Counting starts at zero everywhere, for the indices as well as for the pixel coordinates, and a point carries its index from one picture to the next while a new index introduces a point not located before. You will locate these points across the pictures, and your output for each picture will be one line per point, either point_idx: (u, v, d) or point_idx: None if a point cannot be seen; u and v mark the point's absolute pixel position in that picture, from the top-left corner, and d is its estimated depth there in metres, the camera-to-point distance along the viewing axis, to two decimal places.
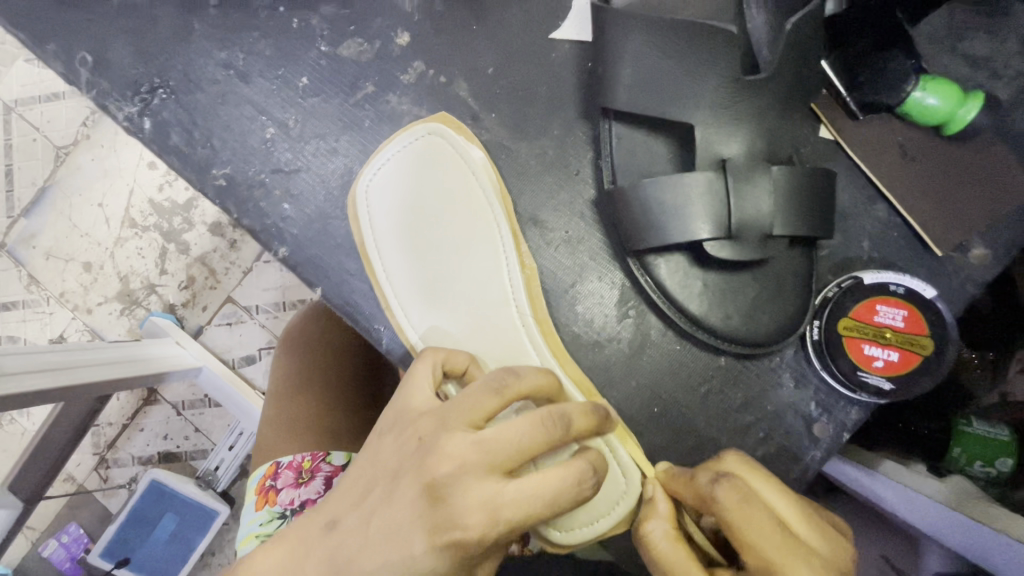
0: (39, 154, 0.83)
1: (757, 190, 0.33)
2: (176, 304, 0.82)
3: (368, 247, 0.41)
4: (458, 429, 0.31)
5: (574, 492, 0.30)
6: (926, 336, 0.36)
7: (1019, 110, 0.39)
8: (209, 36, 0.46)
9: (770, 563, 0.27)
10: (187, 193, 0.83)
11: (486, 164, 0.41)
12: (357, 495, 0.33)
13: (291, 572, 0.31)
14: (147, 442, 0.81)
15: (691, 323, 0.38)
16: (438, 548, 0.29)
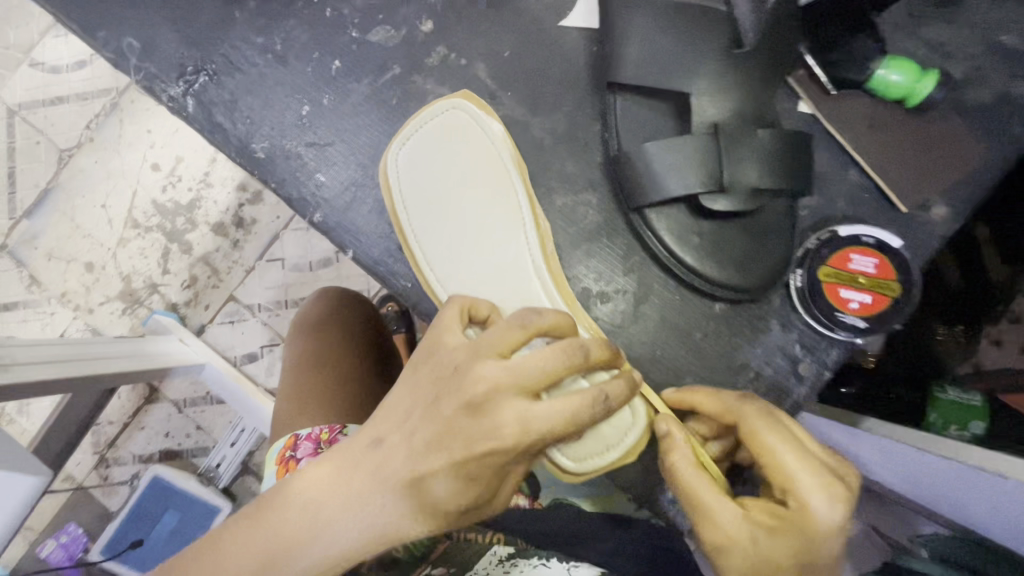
0: (41, 155, 0.96)
1: (743, 150, 0.39)
2: (178, 304, 0.92)
3: (398, 210, 0.45)
4: (487, 358, 0.34)
5: (591, 411, 0.33)
6: (894, 280, 0.42)
7: (970, 86, 0.44)
8: (249, 24, 0.50)
9: (798, 484, 0.33)
10: (185, 196, 0.96)
11: (504, 135, 0.45)
12: (397, 417, 0.36)
13: (343, 481, 0.35)
14: (147, 442, 0.89)
15: (690, 273, 0.42)
16: (477, 457, 0.33)
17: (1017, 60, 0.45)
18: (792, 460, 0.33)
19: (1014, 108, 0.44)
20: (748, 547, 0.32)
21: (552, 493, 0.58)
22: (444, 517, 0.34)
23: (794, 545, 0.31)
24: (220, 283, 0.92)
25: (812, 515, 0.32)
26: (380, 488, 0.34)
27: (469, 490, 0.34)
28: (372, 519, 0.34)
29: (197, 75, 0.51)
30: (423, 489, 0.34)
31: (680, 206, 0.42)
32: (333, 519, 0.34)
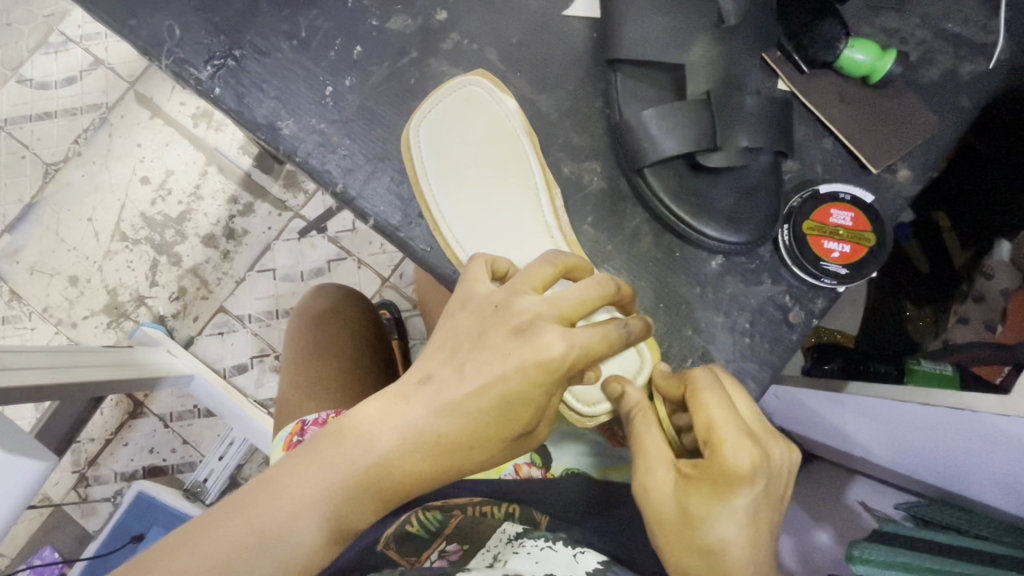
0: (30, 171, 1.07)
1: (734, 116, 0.44)
2: (168, 315, 1.04)
3: (420, 176, 0.49)
4: (526, 292, 0.37)
5: (615, 342, 0.37)
6: (869, 231, 0.48)
7: (921, 66, 0.51)
8: (275, 13, 0.54)
9: (716, 442, 0.37)
10: (176, 211, 1.07)
11: (518, 110, 0.50)
12: (442, 355, 0.37)
13: (381, 420, 0.35)
14: (131, 456, 0.97)
15: (688, 227, 0.47)
16: (527, 376, 0.35)
17: (961, 45, 0.51)
18: (719, 418, 0.38)
19: (960, 85, 0.51)
20: (669, 492, 0.38)
21: (563, 464, 0.62)
22: (497, 443, 0.36)
23: (704, 492, 0.36)
24: (211, 296, 1.06)
25: (724, 467, 0.36)
26: (425, 420, 0.35)
27: (521, 415, 0.36)
28: (412, 454, 0.35)
29: (224, 59, 0.54)
30: (471, 418, 0.35)
31: (677, 167, 0.46)
32: (380, 455, 0.35)
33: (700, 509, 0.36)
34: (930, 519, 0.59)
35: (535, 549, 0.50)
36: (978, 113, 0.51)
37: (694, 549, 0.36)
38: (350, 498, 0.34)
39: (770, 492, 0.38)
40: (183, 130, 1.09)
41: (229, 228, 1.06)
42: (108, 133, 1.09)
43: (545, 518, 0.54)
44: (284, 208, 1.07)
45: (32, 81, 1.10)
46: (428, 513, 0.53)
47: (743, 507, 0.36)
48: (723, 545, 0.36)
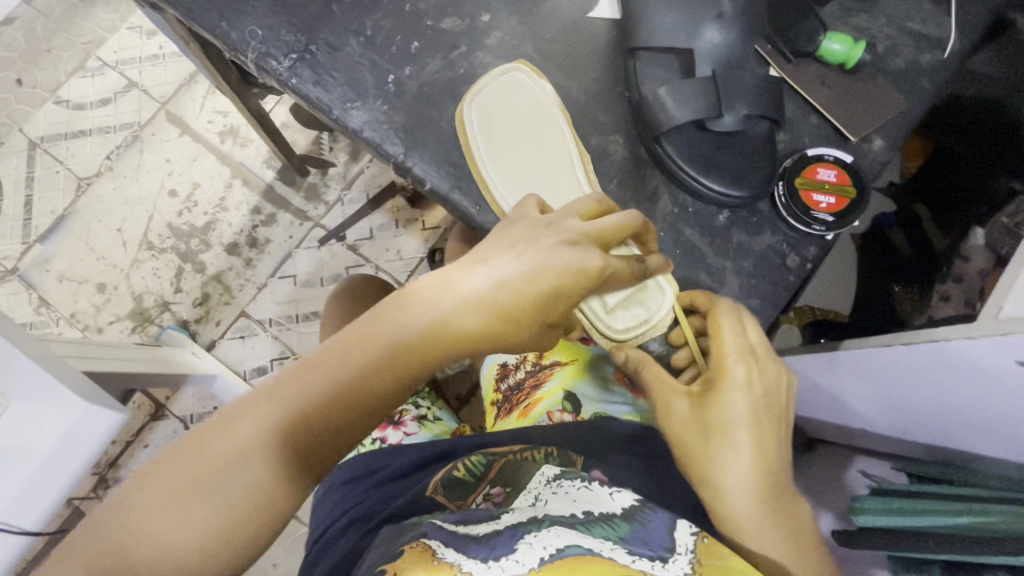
0: (66, 184, 1.42)
1: (735, 90, 0.54)
2: (192, 319, 1.35)
3: (473, 145, 0.59)
4: (573, 217, 0.50)
5: (632, 267, 0.51)
6: (850, 186, 0.57)
7: (887, 55, 0.61)
8: (346, 15, 0.64)
9: (721, 364, 0.50)
10: (200, 224, 1.40)
11: (552, 91, 0.61)
12: (501, 247, 0.49)
13: (451, 289, 0.48)
14: (152, 456, 1.28)
15: (698, 182, 0.56)
16: (569, 272, 0.47)
17: (922, 39, 0.62)
18: (725, 340, 0.51)
19: (923, 71, 0.61)
20: (686, 414, 0.50)
21: (593, 408, 0.69)
22: (531, 320, 0.48)
23: (715, 404, 0.50)
24: (233, 300, 1.36)
25: (722, 381, 0.50)
26: (484, 292, 0.47)
27: (559, 305, 0.48)
28: (468, 318, 0.47)
29: (301, 53, 0.64)
30: (518, 295, 0.47)
31: (690, 133, 0.55)
32: (446, 314, 0.47)
33: (715, 418, 0.49)
34: (931, 476, 0.72)
35: (573, 489, 0.53)
36: (937, 94, 0.61)
37: (712, 456, 0.49)
38: (415, 350, 0.47)
39: (766, 399, 0.50)
40: (210, 144, 1.44)
41: (253, 237, 1.39)
42: (138, 148, 1.44)
43: (579, 459, 0.60)
44: (306, 218, 1.40)
45: (70, 102, 1.48)
46: (473, 458, 0.64)
47: (745, 411, 0.49)
48: (736, 447, 0.48)
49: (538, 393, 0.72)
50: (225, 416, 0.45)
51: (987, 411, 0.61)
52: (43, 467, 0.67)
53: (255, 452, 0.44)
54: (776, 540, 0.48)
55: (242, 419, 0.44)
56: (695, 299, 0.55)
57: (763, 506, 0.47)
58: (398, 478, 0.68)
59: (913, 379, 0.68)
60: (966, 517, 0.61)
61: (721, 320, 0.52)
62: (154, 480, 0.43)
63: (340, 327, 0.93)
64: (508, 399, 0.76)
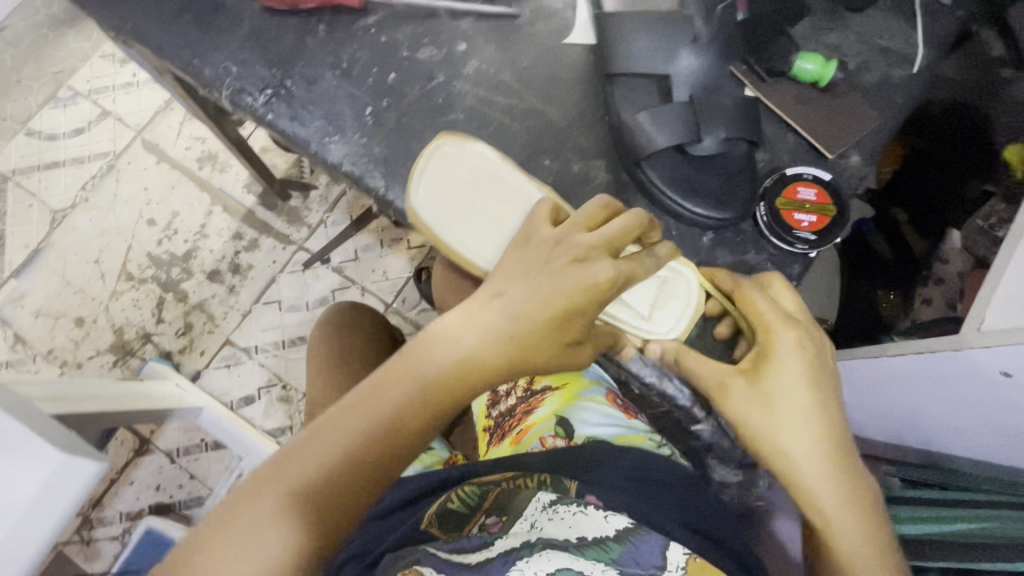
0: (40, 216, 1.39)
1: (713, 114, 0.54)
2: (175, 350, 1.32)
3: (422, 215, 0.56)
4: (581, 231, 0.49)
5: (647, 265, 0.49)
6: (830, 205, 0.57)
7: (857, 72, 0.62)
8: (321, 48, 0.64)
9: (768, 330, 0.50)
10: (181, 253, 1.37)
11: (480, 144, 0.57)
12: (516, 274, 0.48)
13: (473, 322, 0.48)
14: (139, 495, 1.25)
15: (680, 205, 0.56)
16: (581, 291, 0.46)
17: (891, 55, 0.63)
18: (760, 310, 0.51)
19: (894, 86, 0.62)
20: (746, 389, 0.50)
21: (585, 433, 0.68)
22: (550, 344, 0.47)
23: (771, 373, 0.49)
24: (217, 328, 1.34)
25: (776, 350, 0.49)
26: (504, 324, 0.47)
27: (575, 325, 0.47)
28: (492, 351, 0.47)
29: (276, 88, 0.63)
30: (535, 324, 0.46)
31: (669, 158, 0.56)
32: (470, 348, 0.47)
33: (771, 387, 0.49)
34: (918, 479, 0.73)
35: (569, 514, 0.54)
36: (909, 107, 0.62)
37: (778, 428, 0.48)
38: (444, 383, 0.46)
39: (816, 362, 0.50)
40: (188, 171, 1.42)
41: (235, 263, 1.37)
42: (114, 177, 1.42)
43: (575, 485, 0.59)
44: (288, 242, 1.38)
45: (42, 134, 1.45)
46: (467, 488, 0.63)
47: (799, 374, 0.48)
48: (790, 412, 0.48)
49: (529, 419, 0.71)
50: (268, 470, 0.44)
51: (981, 420, 0.62)
52: (15, 531, 0.63)
53: (298, 506, 0.43)
54: (850, 507, 0.47)
55: (283, 475, 0.43)
56: (717, 277, 0.56)
57: (834, 471, 0.47)
58: (390, 512, 0.65)
59: (901, 389, 0.69)
60: (960, 524, 0.62)
61: (748, 294, 0.52)
62: (209, 551, 0.42)
63: (326, 358, 0.91)
64: (501, 425, 0.74)
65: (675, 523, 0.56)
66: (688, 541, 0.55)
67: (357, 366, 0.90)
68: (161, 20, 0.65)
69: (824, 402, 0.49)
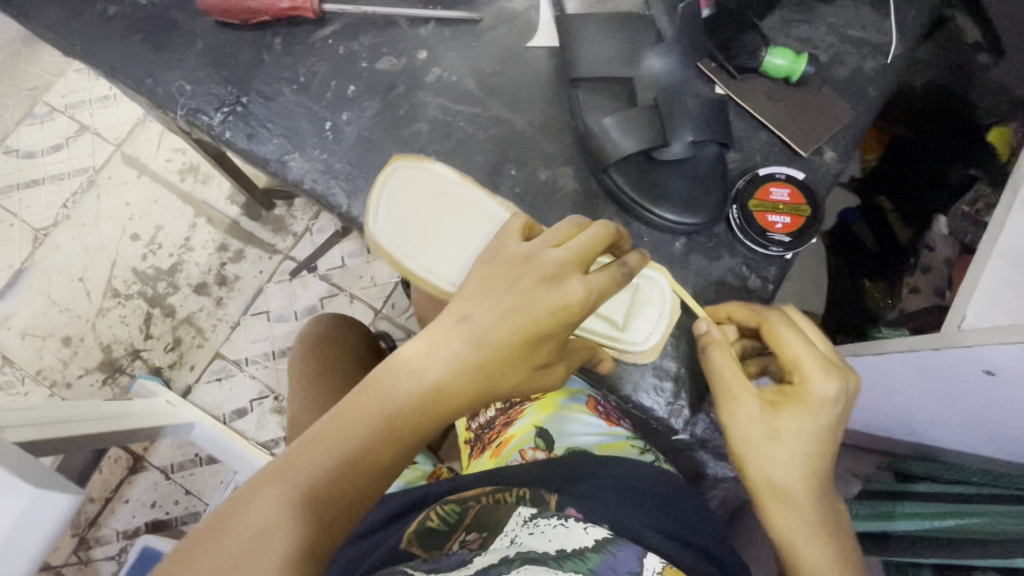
0: (22, 237, 1.37)
1: (679, 116, 0.52)
2: (164, 365, 1.30)
3: (384, 244, 0.54)
4: (549, 248, 0.47)
5: (616, 274, 0.48)
6: (804, 205, 0.56)
7: (830, 65, 0.61)
8: (278, 63, 0.62)
9: (799, 364, 0.47)
10: (166, 267, 1.35)
11: (443, 166, 0.57)
12: (480, 296, 0.46)
13: (439, 349, 0.45)
14: (134, 515, 1.23)
15: (651, 213, 0.54)
16: (553, 312, 0.45)
17: (865, 45, 0.61)
18: (800, 353, 0.47)
19: (868, 78, 0.60)
20: (758, 418, 0.46)
21: (565, 444, 0.67)
22: (520, 368, 0.46)
23: (793, 412, 0.46)
24: (206, 342, 1.32)
25: (810, 392, 0.46)
26: (471, 351, 0.45)
27: (544, 347, 0.46)
28: (460, 379, 0.45)
29: (233, 105, 0.61)
30: (502, 350, 0.45)
31: (637, 164, 0.54)
32: (436, 377, 0.45)
33: (785, 426, 0.46)
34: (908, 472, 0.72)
35: (549, 527, 0.53)
36: (884, 99, 0.60)
37: (774, 459, 0.45)
38: (411, 415, 0.44)
39: (837, 414, 0.46)
40: (170, 183, 1.40)
41: (221, 275, 1.35)
42: (94, 194, 1.39)
43: (554, 498, 0.58)
44: (274, 252, 1.36)
45: (22, 152, 1.43)
46: (446, 507, 0.61)
47: (814, 426, 0.45)
48: (791, 455, 0.45)
49: (509, 431, 0.70)
50: (225, 518, 0.40)
51: (969, 416, 0.60)
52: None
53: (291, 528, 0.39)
54: (828, 550, 0.45)
55: (272, 493, 0.40)
56: (733, 313, 0.52)
57: (815, 516, 0.45)
58: (371, 533, 0.63)
59: (886, 386, 0.67)
60: (950, 520, 0.61)
61: (783, 330, 0.48)
62: None
63: (306, 375, 0.89)
64: (481, 437, 0.73)
65: (659, 535, 0.55)
66: (672, 554, 0.53)
67: (338, 382, 0.87)
68: (113, 38, 0.63)
69: (824, 456, 0.46)
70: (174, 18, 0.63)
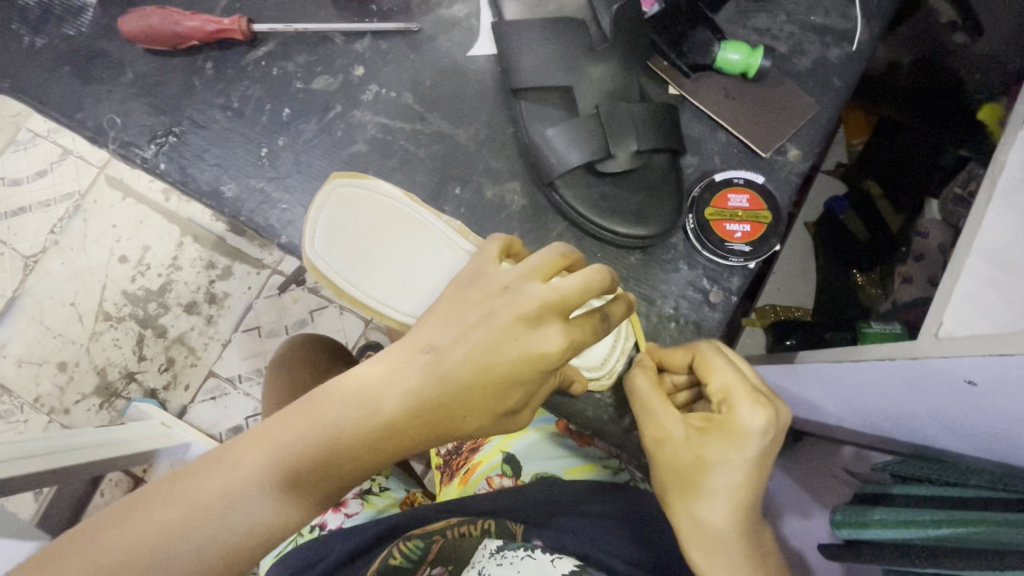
0: (10, 267, 1.25)
1: (624, 125, 0.49)
2: (160, 388, 1.20)
3: (322, 268, 0.49)
4: (535, 280, 0.42)
5: (597, 330, 0.44)
6: (764, 209, 0.53)
7: (787, 57, 0.58)
8: (210, 88, 0.59)
9: (727, 393, 0.44)
10: (156, 287, 1.24)
11: (392, 187, 0.53)
12: (451, 325, 0.42)
13: (397, 379, 0.40)
14: None
15: (602, 228, 0.51)
16: (526, 358, 0.40)
17: (825, 33, 0.58)
18: (725, 382, 0.45)
19: (831, 68, 0.58)
20: (682, 445, 0.44)
21: (534, 469, 0.64)
22: (479, 414, 0.41)
23: (717, 443, 0.42)
24: (199, 361, 1.21)
25: (734, 423, 0.42)
26: (431, 389, 0.40)
27: (512, 393, 0.41)
28: (415, 420, 0.40)
29: (167, 136, 0.59)
30: (463, 390, 0.40)
31: (583, 178, 0.51)
32: (391, 415, 0.40)
33: (709, 457, 0.42)
34: (905, 474, 0.60)
35: (516, 560, 0.50)
36: (850, 90, 0.57)
37: (698, 492, 0.43)
38: (357, 452, 0.39)
39: (768, 447, 0.43)
40: (153, 204, 1.28)
41: (210, 293, 1.24)
42: (80, 219, 1.28)
43: (521, 528, 0.55)
44: (261, 266, 1.25)
45: (5, 179, 1.31)
46: (408, 542, 0.54)
47: (741, 458, 0.42)
48: (720, 489, 0.42)
49: (476, 457, 0.68)
50: (150, 494, 0.37)
51: (958, 432, 0.52)
52: None
53: (223, 517, 0.37)
54: None
55: (216, 472, 0.38)
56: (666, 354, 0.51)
57: (740, 548, 0.43)
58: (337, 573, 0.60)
59: (868, 393, 0.59)
60: (943, 528, 0.51)
61: (713, 359, 0.47)
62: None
63: (280, 399, 0.83)
64: (449, 463, 0.71)
65: (626, 563, 0.53)
66: None
67: None
68: (41, 72, 0.61)
69: (752, 490, 0.43)
70: (102, 48, 0.61)
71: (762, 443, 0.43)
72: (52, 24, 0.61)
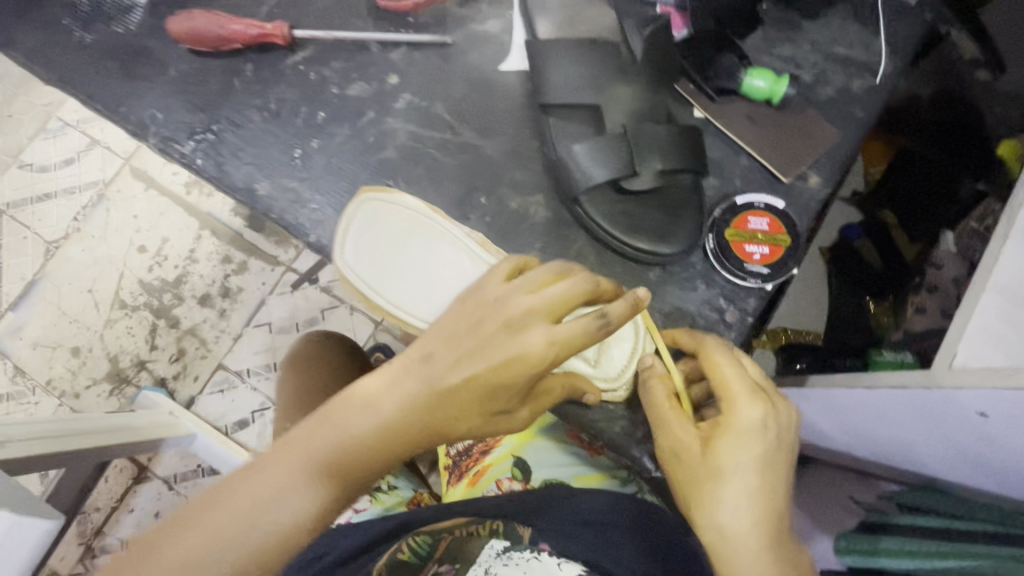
0: (33, 250, 1.28)
1: (649, 144, 0.51)
2: (169, 377, 1.22)
3: (350, 276, 0.53)
4: (521, 293, 0.43)
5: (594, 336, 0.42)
6: (784, 233, 0.55)
7: (811, 86, 0.59)
8: (248, 89, 0.61)
9: (729, 391, 0.45)
10: (172, 278, 1.27)
11: (415, 200, 0.54)
12: (444, 336, 0.42)
13: (395, 388, 0.41)
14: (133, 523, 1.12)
15: (622, 244, 0.52)
16: (512, 362, 0.40)
17: (849, 64, 0.59)
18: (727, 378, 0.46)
19: (853, 99, 0.59)
20: (694, 450, 0.44)
21: (542, 475, 0.65)
22: (477, 416, 0.42)
23: (728, 444, 0.43)
24: (210, 353, 1.23)
25: (736, 420, 0.44)
26: (427, 395, 0.41)
27: (503, 395, 0.41)
28: (415, 422, 0.41)
29: (204, 133, 0.61)
30: (459, 396, 0.41)
31: (606, 194, 0.52)
32: (390, 419, 0.41)
33: (723, 460, 0.43)
34: (916, 506, 0.60)
35: (522, 561, 0.52)
36: (872, 121, 0.58)
37: (715, 499, 0.42)
38: (363, 456, 0.40)
39: (778, 445, 0.44)
40: (176, 197, 1.31)
41: (225, 287, 1.26)
42: (104, 208, 1.31)
43: (528, 531, 0.55)
44: (276, 263, 1.27)
45: (34, 165, 1.34)
46: (417, 538, 0.57)
47: (751, 457, 0.43)
48: (735, 494, 0.42)
49: (486, 460, 0.69)
50: (181, 519, 0.39)
51: (969, 465, 0.52)
52: None
53: (249, 533, 0.38)
54: None
55: (237, 490, 0.39)
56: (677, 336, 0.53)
57: (762, 557, 0.41)
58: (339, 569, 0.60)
59: (880, 423, 0.59)
60: (952, 560, 0.51)
61: (718, 357, 0.47)
62: None
63: (293, 396, 0.84)
64: (458, 464, 0.72)
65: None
66: None
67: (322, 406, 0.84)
68: (87, 67, 0.63)
69: (772, 495, 0.43)
70: (147, 46, 0.63)
71: (769, 439, 0.44)
72: (101, 22, 0.64)
